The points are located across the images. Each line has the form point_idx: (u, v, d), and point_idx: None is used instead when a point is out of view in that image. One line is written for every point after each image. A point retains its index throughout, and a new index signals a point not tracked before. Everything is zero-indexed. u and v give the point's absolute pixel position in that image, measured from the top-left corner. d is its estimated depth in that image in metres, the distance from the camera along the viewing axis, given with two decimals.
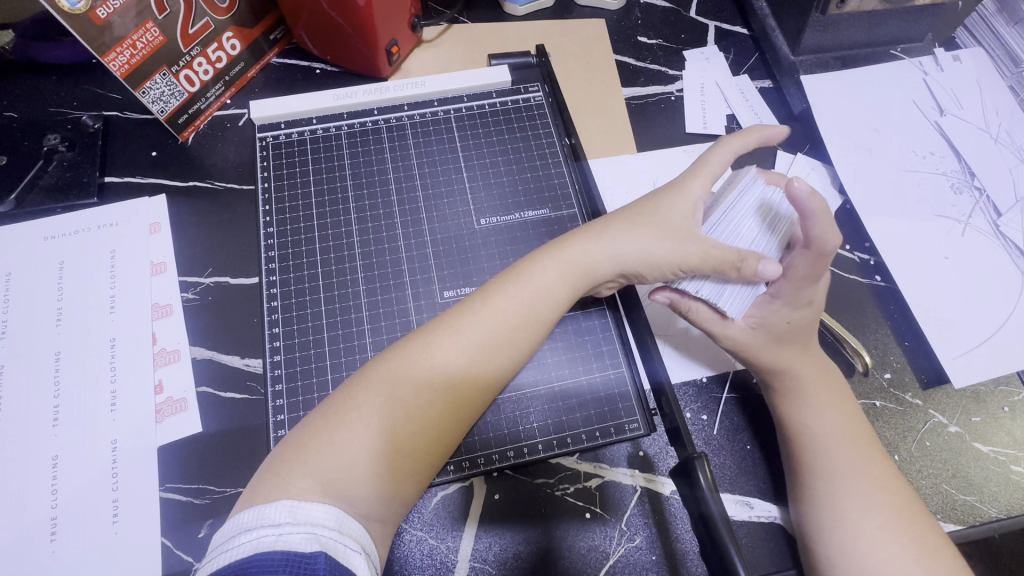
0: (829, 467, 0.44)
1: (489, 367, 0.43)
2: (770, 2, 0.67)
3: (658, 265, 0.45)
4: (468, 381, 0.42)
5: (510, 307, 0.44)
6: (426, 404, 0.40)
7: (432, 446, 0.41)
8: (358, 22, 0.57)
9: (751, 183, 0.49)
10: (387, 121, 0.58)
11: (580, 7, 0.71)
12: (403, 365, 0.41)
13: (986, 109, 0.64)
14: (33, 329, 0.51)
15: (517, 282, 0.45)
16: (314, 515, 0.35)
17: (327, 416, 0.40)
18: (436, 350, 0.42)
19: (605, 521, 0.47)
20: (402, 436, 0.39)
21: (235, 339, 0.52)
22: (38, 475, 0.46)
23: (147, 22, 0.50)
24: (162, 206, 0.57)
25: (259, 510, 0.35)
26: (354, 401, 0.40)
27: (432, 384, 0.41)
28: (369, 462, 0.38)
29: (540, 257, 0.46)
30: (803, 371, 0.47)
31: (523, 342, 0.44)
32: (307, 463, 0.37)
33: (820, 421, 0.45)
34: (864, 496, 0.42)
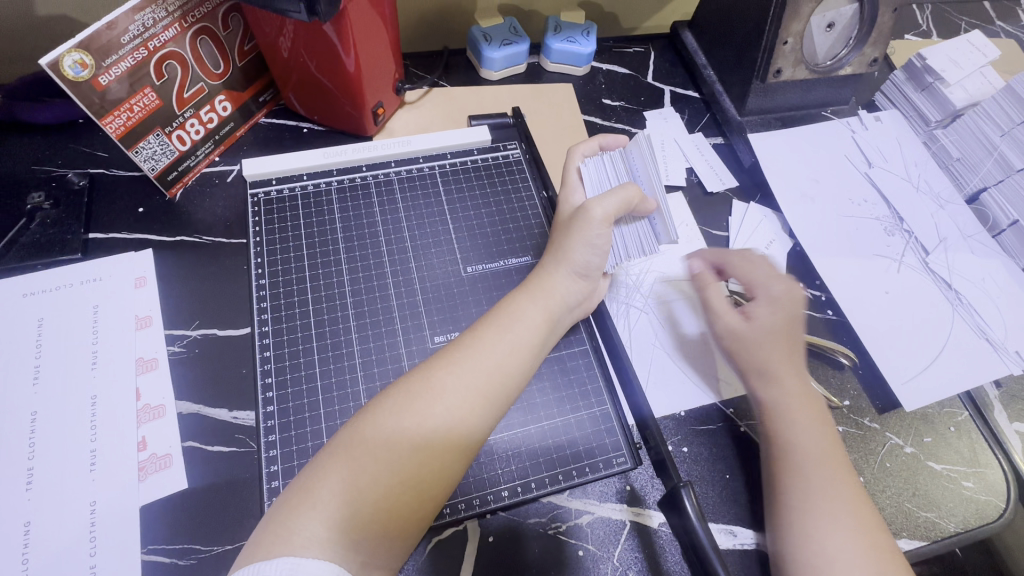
0: (819, 507, 0.45)
1: (487, 397, 0.45)
2: (716, 71, 0.76)
3: (588, 238, 0.51)
4: (467, 411, 0.44)
5: (499, 340, 0.47)
6: (431, 435, 0.42)
7: (436, 479, 0.42)
8: (347, 86, 0.61)
9: (588, 162, 0.58)
10: (375, 177, 0.61)
11: (549, 73, 0.78)
12: (407, 401, 0.43)
13: (906, 161, 0.73)
14: (7, 390, 0.50)
15: (506, 322, 0.49)
16: (311, 574, 0.35)
17: (337, 454, 0.41)
18: (438, 382, 0.44)
19: (595, 556, 0.48)
20: (408, 466, 0.41)
21: (223, 392, 0.52)
22: (6, 543, 0.44)
23: (144, 88, 0.53)
24: (148, 261, 0.58)
25: (258, 569, 0.36)
26: (360, 437, 0.41)
27: (435, 414, 0.43)
28: (374, 498, 0.40)
29: (518, 297, 0.51)
30: (799, 416, 0.50)
31: (511, 370, 0.47)
32: (317, 502, 0.39)
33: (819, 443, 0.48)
34: (847, 544, 0.43)
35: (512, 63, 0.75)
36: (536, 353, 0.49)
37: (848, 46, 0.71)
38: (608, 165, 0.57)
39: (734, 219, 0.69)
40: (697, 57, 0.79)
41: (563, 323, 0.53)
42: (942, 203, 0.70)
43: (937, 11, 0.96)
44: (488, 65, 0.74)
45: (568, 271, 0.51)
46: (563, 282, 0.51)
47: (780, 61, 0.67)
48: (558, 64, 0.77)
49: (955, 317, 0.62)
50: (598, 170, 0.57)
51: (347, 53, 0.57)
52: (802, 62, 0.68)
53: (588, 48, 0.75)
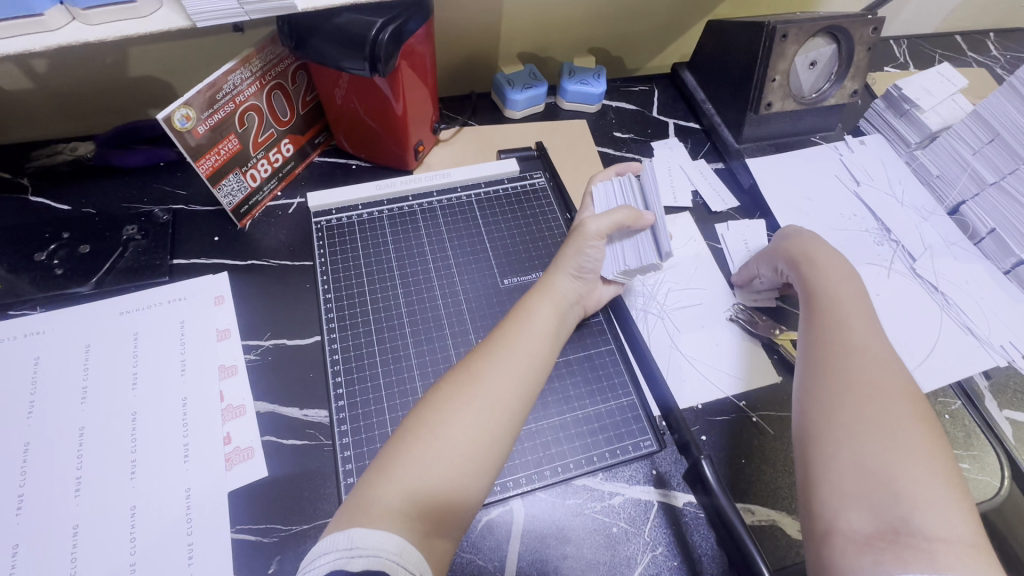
0: (863, 411, 0.48)
1: (518, 384, 0.52)
2: (714, 105, 0.86)
3: (582, 250, 0.59)
4: (505, 398, 0.51)
5: (523, 337, 0.55)
6: (477, 420, 0.49)
7: (484, 456, 0.48)
8: (393, 127, 0.71)
9: (602, 183, 0.67)
10: (420, 204, 0.70)
11: (565, 111, 0.88)
12: (454, 393, 0.50)
13: (891, 180, 0.81)
14: (112, 393, 0.57)
15: (526, 319, 0.56)
16: (376, 543, 0.42)
17: (399, 439, 0.48)
18: (476, 376, 0.51)
19: (628, 532, 0.54)
20: (461, 442, 0.48)
21: (295, 393, 0.59)
22: (118, 523, 0.51)
23: (230, 135, 0.62)
24: (225, 282, 0.66)
25: (332, 539, 0.42)
26: (419, 424, 0.49)
27: (478, 397, 0.50)
28: (436, 472, 0.46)
29: (533, 299, 0.58)
30: (849, 325, 0.55)
31: (533, 363, 0.54)
32: (385, 485, 0.45)
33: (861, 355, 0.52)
34: (891, 441, 0.45)
35: (532, 104, 0.85)
36: (552, 348, 0.57)
37: (830, 80, 0.80)
38: (617, 189, 0.65)
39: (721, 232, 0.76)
40: (696, 93, 0.88)
41: (569, 320, 0.60)
42: (925, 216, 0.77)
43: (914, 46, 1.06)
44: (511, 106, 0.84)
45: (566, 274, 0.59)
46: (565, 284, 0.59)
47: (770, 95, 0.77)
48: (573, 103, 0.87)
49: (943, 316, 0.69)
50: (608, 193, 0.65)
51: (397, 99, 0.67)
52: (789, 96, 0.78)
53: (599, 89, 0.85)
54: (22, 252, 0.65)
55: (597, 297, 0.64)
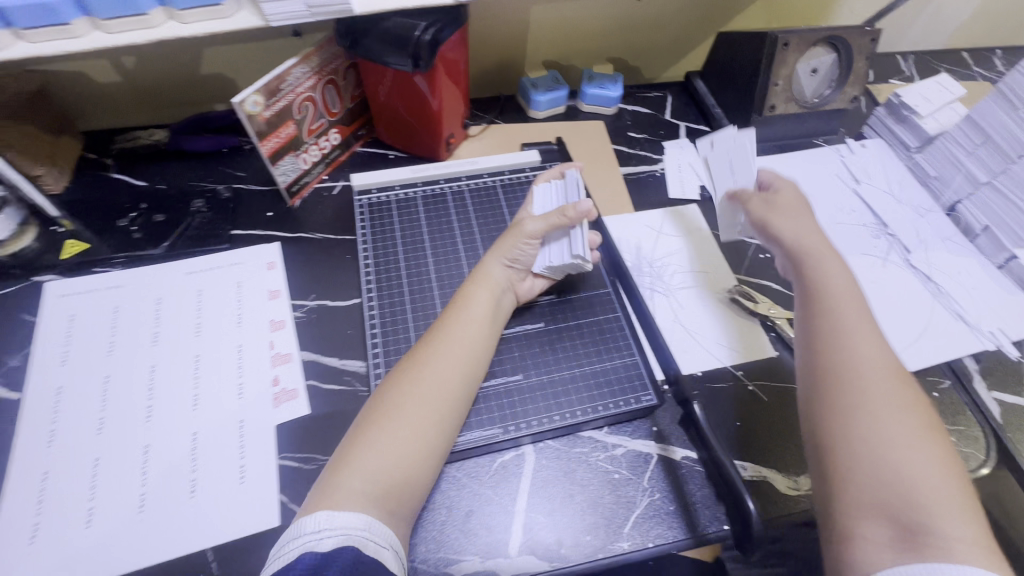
0: (870, 411, 0.48)
1: (455, 374, 0.58)
2: (723, 109, 0.93)
3: (517, 244, 0.66)
4: (422, 388, 0.56)
5: (456, 332, 0.60)
6: (402, 411, 0.54)
7: (409, 442, 0.53)
8: (428, 121, 0.80)
9: (550, 184, 0.72)
10: (451, 186, 0.79)
11: (584, 112, 0.95)
12: (391, 390, 0.56)
13: (890, 181, 0.86)
14: (179, 339, 0.66)
15: (461, 322, 0.61)
16: (344, 522, 0.47)
17: (361, 432, 0.54)
18: (425, 369, 0.57)
19: (628, 478, 0.59)
20: (422, 446, 0.53)
21: (335, 346, 0.67)
22: (181, 445, 0.59)
23: (289, 122, 0.71)
24: (276, 250, 0.75)
25: (301, 523, 0.47)
26: (376, 419, 0.54)
27: (432, 401, 0.55)
28: (399, 473, 0.51)
29: (461, 294, 0.64)
30: (845, 317, 0.55)
31: (466, 353, 0.59)
32: (348, 473, 0.50)
33: (862, 351, 0.52)
34: (896, 440, 0.46)
35: (554, 105, 0.93)
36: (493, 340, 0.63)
37: (831, 86, 0.86)
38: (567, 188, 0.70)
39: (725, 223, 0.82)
40: (706, 99, 0.95)
41: (505, 304, 0.66)
42: (922, 213, 0.82)
43: (920, 61, 1.12)
44: (535, 106, 0.92)
45: (499, 261, 0.65)
46: (496, 272, 0.65)
47: (773, 98, 0.83)
48: (591, 105, 0.95)
49: (935, 304, 0.73)
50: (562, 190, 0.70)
51: (433, 96, 0.75)
52: (792, 99, 0.84)
53: (616, 92, 0.92)
54: (107, 219, 0.75)
55: (529, 287, 0.68)
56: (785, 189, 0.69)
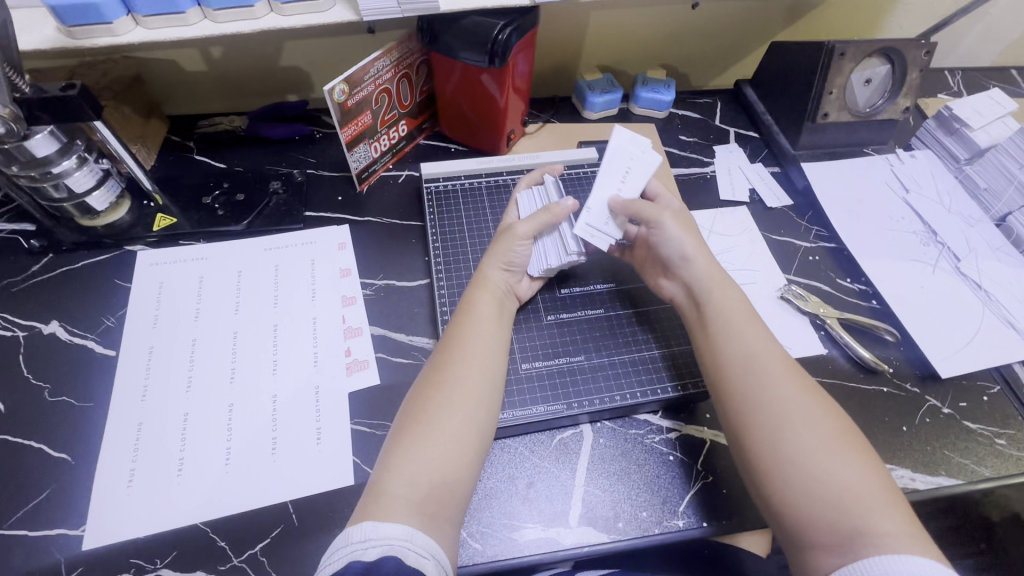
0: (790, 419, 0.53)
1: (479, 375, 0.58)
2: (773, 116, 0.95)
3: (512, 247, 0.66)
4: (445, 388, 0.56)
5: (475, 335, 0.61)
6: (435, 414, 0.54)
7: (447, 443, 0.53)
8: (493, 117, 0.84)
9: (533, 191, 0.75)
10: (513, 179, 0.83)
11: (636, 115, 0.99)
12: (421, 397, 0.56)
13: (940, 191, 0.87)
14: (259, 309, 0.70)
15: (477, 330, 0.61)
16: (387, 533, 0.46)
17: (399, 441, 0.53)
18: (450, 373, 0.57)
19: (683, 460, 0.61)
20: (457, 450, 0.53)
21: (403, 323, 0.71)
22: (263, 406, 0.63)
23: (366, 111, 0.76)
24: (347, 232, 0.79)
25: (344, 535, 0.47)
26: (411, 428, 0.54)
27: (460, 408, 0.55)
28: (438, 481, 0.51)
29: (470, 298, 0.64)
30: (725, 333, 0.60)
31: (488, 355, 0.60)
32: (390, 484, 0.50)
33: (750, 361, 0.57)
34: (814, 445, 0.51)
35: (609, 107, 0.97)
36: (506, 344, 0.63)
37: (884, 97, 0.88)
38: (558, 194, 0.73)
39: (772, 227, 0.85)
40: (757, 106, 0.98)
41: (508, 308, 0.66)
42: (972, 223, 0.83)
43: (969, 76, 1.13)
44: (590, 107, 0.96)
45: (497, 267, 0.66)
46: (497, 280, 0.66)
47: (827, 106, 0.86)
48: (643, 109, 0.98)
49: (986, 311, 0.74)
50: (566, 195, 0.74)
51: (501, 93, 0.79)
52: (845, 108, 0.86)
53: (669, 97, 0.95)
54: (191, 196, 0.80)
55: (528, 288, 0.70)
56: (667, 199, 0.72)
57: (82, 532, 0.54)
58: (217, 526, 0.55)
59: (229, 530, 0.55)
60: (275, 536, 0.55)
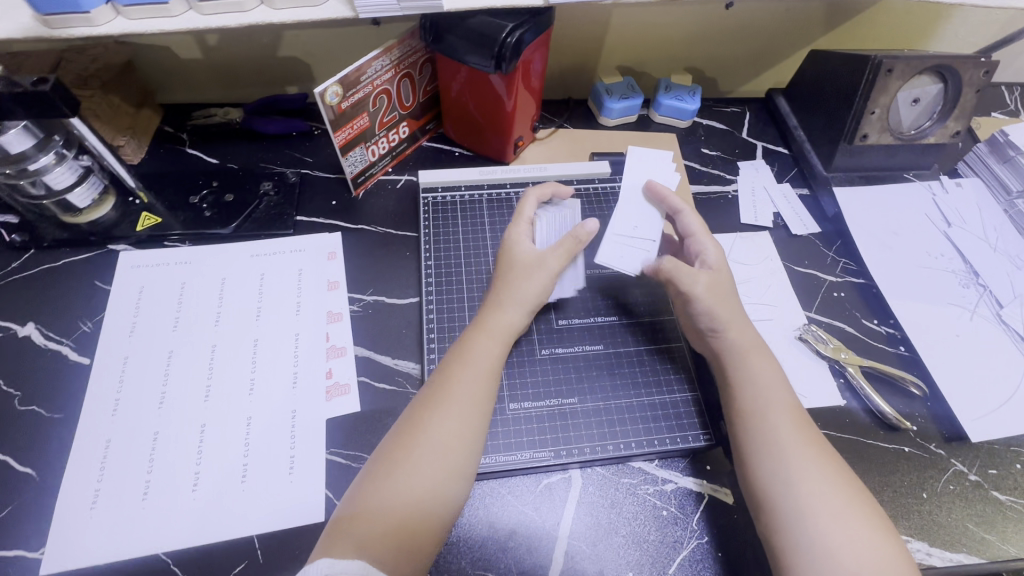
0: (815, 501, 0.49)
1: (477, 406, 0.55)
2: (806, 132, 0.87)
3: (527, 279, 0.63)
4: (439, 416, 0.54)
5: (477, 362, 0.58)
6: (424, 444, 0.52)
7: (430, 477, 0.50)
8: (500, 122, 0.78)
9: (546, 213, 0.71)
10: (516, 192, 0.80)
11: (656, 123, 0.92)
12: (412, 423, 0.54)
13: (985, 226, 0.80)
14: (240, 322, 0.67)
15: (469, 364, 0.57)
16: (344, 566, 0.44)
17: (382, 468, 0.51)
18: (444, 400, 0.55)
19: (677, 517, 0.57)
20: (438, 485, 0.50)
21: (389, 344, 0.67)
22: (236, 428, 0.60)
23: (363, 113, 0.71)
24: (338, 240, 0.75)
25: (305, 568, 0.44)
26: (396, 457, 0.51)
27: (451, 441, 0.52)
28: (407, 522, 0.48)
29: (480, 323, 0.61)
30: (753, 397, 0.55)
31: (489, 387, 0.57)
32: (365, 515, 0.48)
33: (776, 429, 0.53)
34: (842, 533, 0.47)
35: (627, 113, 0.90)
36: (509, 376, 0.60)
37: (932, 118, 0.80)
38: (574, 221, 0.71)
39: (796, 257, 0.78)
40: (789, 119, 0.90)
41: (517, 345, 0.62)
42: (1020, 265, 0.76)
43: None
44: (607, 113, 0.89)
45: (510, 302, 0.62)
46: (512, 315, 0.61)
47: (867, 127, 0.78)
48: (665, 117, 0.91)
49: None
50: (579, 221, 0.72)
51: (509, 97, 0.73)
52: (887, 129, 0.79)
53: (693, 106, 0.88)
54: (179, 195, 0.76)
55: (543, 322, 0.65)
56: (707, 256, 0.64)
57: (41, 554, 0.52)
58: (179, 558, 0.53)
59: (192, 562, 0.53)
60: (238, 572, 0.53)
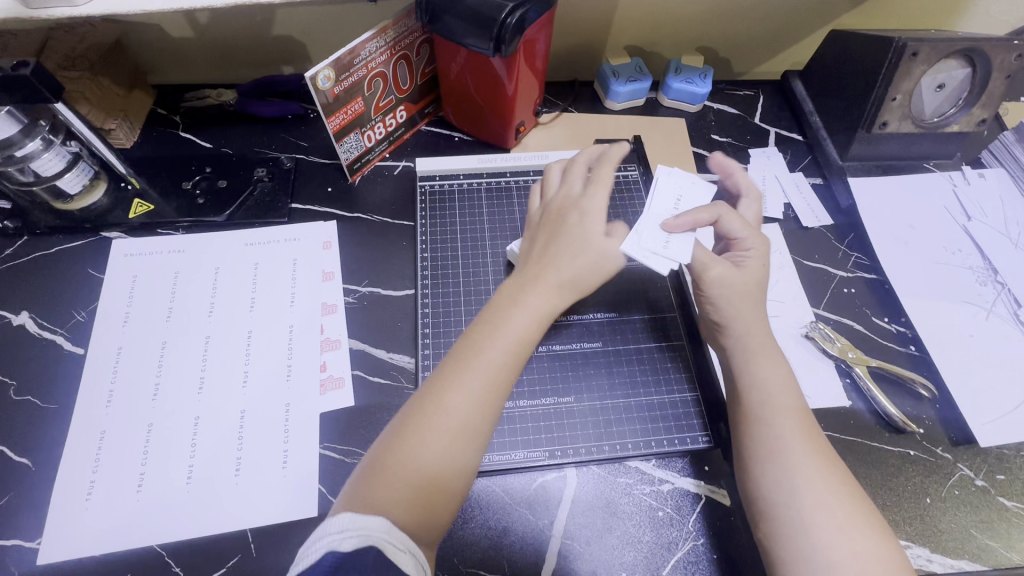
0: (817, 510, 0.47)
1: (516, 366, 0.51)
2: (823, 117, 0.83)
3: (567, 240, 0.57)
4: (479, 369, 0.49)
5: (519, 316, 0.53)
6: (458, 400, 0.48)
7: (462, 437, 0.48)
8: (502, 107, 0.75)
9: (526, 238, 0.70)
10: (517, 181, 0.77)
11: (665, 107, 0.88)
12: (447, 376, 0.50)
13: (1008, 220, 0.76)
14: (234, 312, 0.66)
15: (508, 321, 0.52)
16: (360, 526, 0.42)
17: (413, 421, 0.48)
18: (481, 353, 0.50)
19: (673, 518, 0.56)
20: (468, 445, 0.48)
21: (384, 337, 0.66)
22: (230, 421, 0.59)
23: (358, 97, 0.68)
24: (333, 229, 0.73)
25: (322, 527, 0.43)
26: (428, 409, 0.48)
27: (486, 401, 0.49)
28: (432, 483, 0.46)
29: (523, 275, 0.56)
30: (761, 399, 0.53)
31: (526, 347, 0.52)
32: (390, 471, 0.46)
33: (781, 434, 0.51)
34: (844, 544, 0.46)
35: (635, 97, 0.86)
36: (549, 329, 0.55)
37: (957, 105, 0.76)
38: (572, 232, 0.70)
39: (805, 251, 0.75)
40: (805, 104, 0.86)
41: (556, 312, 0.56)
42: None
43: None
44: (613, 97, 0.86)
45: (547, 267, 0.55)
46: (561, 266, 0.55)
47: (887, 114, 0.74)
48: (674, 101, 0.87)
49: None
50: None
51: (510, 79, 0.70)
52: (908, 117, 0.75)
53: (705, 89, 0.84)
54: (172, 181, 0.75)
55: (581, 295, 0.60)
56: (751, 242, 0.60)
57: (38, 544, 0.53)
58: (174, 550, 0.53)
59: (186, 555, 0.53)
60: (232, 565, 0.53)
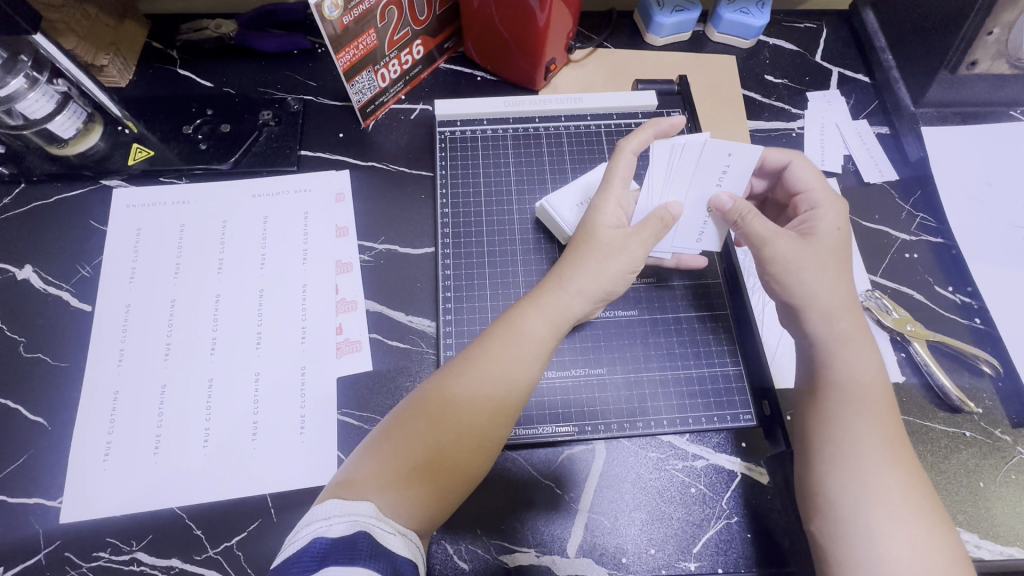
0: (885, 514, 0.43)
1: (528, 370, 0.49)
2: (896, 55, 0.73)
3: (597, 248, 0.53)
4: (488, 370, 0.48)
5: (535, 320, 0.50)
6: (464, 399, 0.47)
7: (462, 434, 0.46)
8: (532, 43, 0.66)
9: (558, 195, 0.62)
10: (546, 128, 0.70)
11: (714, 43, 0.78)
12: (457, 375, 0.48)
13: None
14: (243, 270, 0.62)
15: (525, 325, 0.50)
16: (353, 507, 0.40)
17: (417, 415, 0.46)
18: (496, 353, 0.48)
19: (706, 495, 0.53)
20: (467, 446, 0.46)
21: (403, 299, 0.62)
22: (244, 384, 0.57)
23: (370, 29, 0.60)
24: (346, 179, 0.67)
25: (314, 509, 0.41)
26: (434, 404, 0.47)
27: (491, 403, 0.47)
28: (427, 476, 0.44)
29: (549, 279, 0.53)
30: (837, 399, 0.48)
31: (540, 350, 0.50)
32: (388, 461, 0.44)
33: (858, 435, 0.46)
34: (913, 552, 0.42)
35: (680, 30, 0.76)
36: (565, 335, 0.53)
37: None
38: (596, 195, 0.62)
39: (865, 210, 0.68)
40: (876, 39, 0.76)
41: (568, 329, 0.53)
42: None
43: None
44: (655, 30, 0.76)
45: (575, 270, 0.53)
46: (590, 279, 0.52)
47: (978, 52, 0.64)
48: (725, 35, 0.77)
49: None
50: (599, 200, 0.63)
51: (542, 8, 0.61)
52: (1003, 56, 0.64)
53: (761, 21, 0.74)
54: (172, 124, 0.69)
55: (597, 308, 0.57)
56: (828, 222, 0.55)
57: (59, 504, 0.52)
58: (192, 513, 0.52)
59: (206, 517, 0.52)
60: (252, 530, 0.52)
